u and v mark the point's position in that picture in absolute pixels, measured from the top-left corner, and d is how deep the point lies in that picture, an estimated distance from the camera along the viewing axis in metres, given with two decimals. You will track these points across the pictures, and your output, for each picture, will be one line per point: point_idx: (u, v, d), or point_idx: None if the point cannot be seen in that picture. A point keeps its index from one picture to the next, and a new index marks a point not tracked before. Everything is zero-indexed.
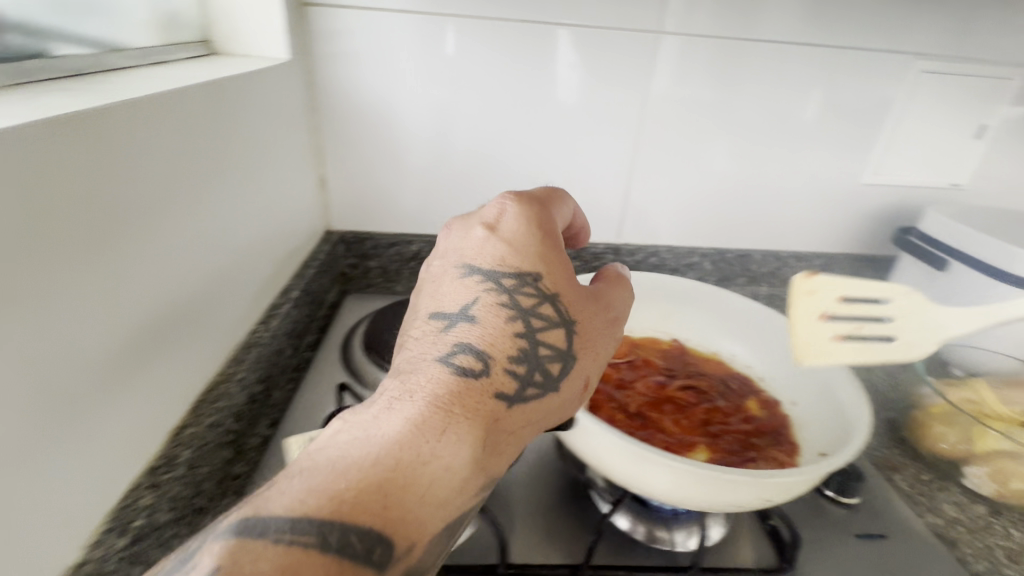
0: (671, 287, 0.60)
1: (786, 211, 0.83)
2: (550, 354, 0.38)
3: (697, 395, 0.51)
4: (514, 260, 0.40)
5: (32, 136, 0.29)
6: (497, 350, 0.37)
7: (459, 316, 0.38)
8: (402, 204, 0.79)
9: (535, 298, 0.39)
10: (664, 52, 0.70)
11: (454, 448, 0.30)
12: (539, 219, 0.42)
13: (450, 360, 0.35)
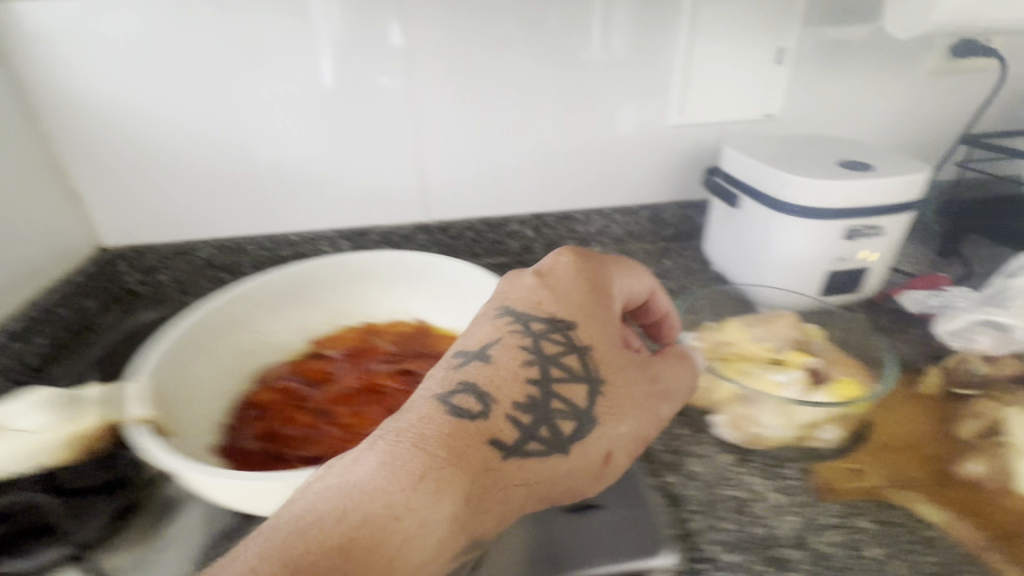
0: (409, 263, 0.54)
1: (598, 165, 0.78)
2: (562, 407, 0.40)
3: (407, 379, 0.46)
4: (556, 300, 0.45)
5: None
6: (507, 397, 0.39)
7: (473, 353, 0.42)
8: (177, 210, 0.73)
9: (560, 336, 0.43)
10: (408, 7, 0.65)
11: (442, 515, 0.32)
12: (597, 274, 0.47)
13: (449, 401, 0.38)
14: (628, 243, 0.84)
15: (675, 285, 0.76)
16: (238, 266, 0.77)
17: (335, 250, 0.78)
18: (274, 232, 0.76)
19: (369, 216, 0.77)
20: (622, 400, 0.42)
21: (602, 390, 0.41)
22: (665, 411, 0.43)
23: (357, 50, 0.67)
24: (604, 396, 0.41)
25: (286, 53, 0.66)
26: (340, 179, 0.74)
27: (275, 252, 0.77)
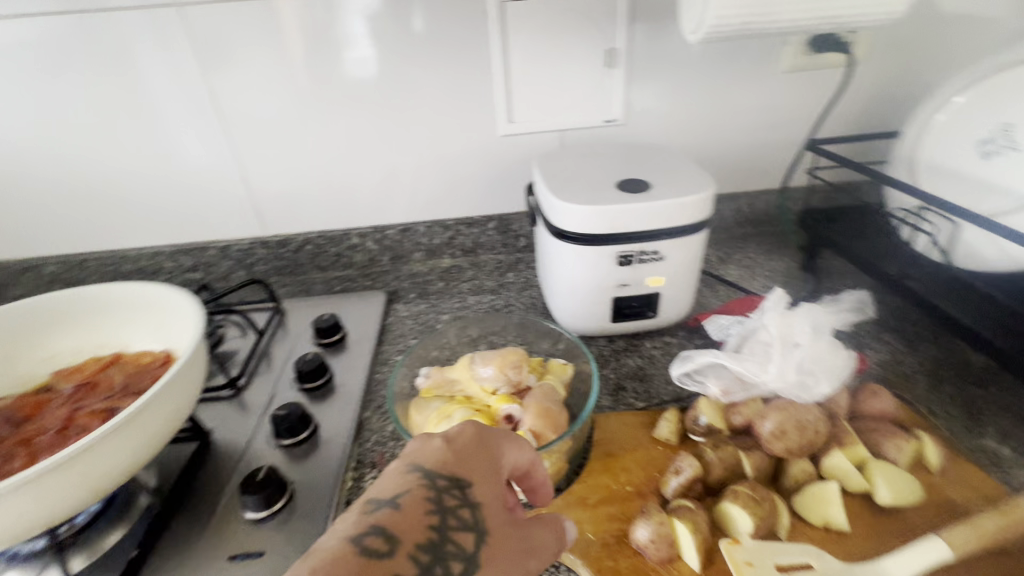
0: (154, 299, 0.51)
1: (433, 176, 0.76)
2: (464, 544, 0.31)
3: (104, 417, 0.46)
4: (456, 465, 0.34)
5: None
6: (411, 535, 0.31)
7: (384, 500, 0.32)
8: (16, 228, 0.75)
9: (460, 500, 0.33)
10: (201, 25, 0.64)
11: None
12: (487, 432, 0.37)
13: (353, 542, 0.29)
14: (479, 254, 0.82)
15: (504, 301, 0.74)
16: (82, 280, 0.79)
17: (176, 266, 0.79)
18: (114, 248, 0.78)
19: (206, 232, 0.78)
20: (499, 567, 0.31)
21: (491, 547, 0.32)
22: (531, 568, 0.33)
23: (159, 70, 0.67)
24: (488, 545, 0.32)
25: (90, 74, 0.66)
26: (169, 196, 0.75)
27: (116, 269, 0.78)
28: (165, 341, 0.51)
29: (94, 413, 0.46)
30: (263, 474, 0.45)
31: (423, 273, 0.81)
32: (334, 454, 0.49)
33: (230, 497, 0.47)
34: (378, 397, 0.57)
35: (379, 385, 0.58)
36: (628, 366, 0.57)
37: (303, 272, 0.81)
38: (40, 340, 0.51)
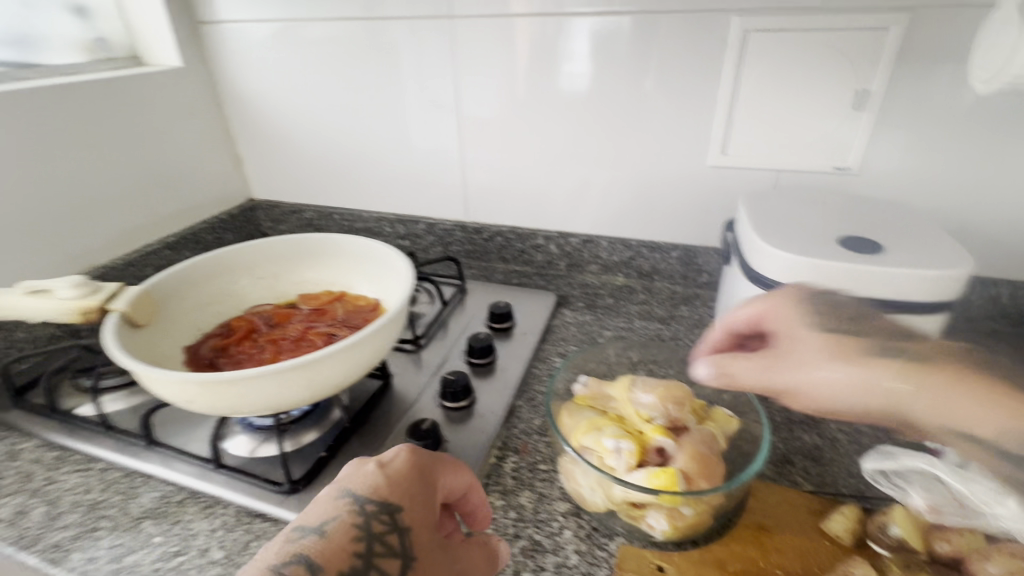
0: (378, 256, 0.61)
1: (629, 195, 0.77)
2: (393, 571, 0.34)
3: (327, 339, 0.57)
4: (386, 492, 0.38)
5: None
6: (336, 560, 0.33)
7: (310, 526, 0.35)
8: (294, 180, 0.97)
9: (387, 524, 0.36)
10: (463, 34, 0.74)
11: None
12: (420, 459, 0.41)
13: (276, 567, 0.32)
14: (654, 280, 0.81)
15: (672, 333, 0.71)
16: (327, 229, 0.98)
17: (393, 232, 0.93)
18: (353, 208, 0.95)
19: (422, 209, 0.90)
20: None
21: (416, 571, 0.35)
22: None
23: (419, 71, 0.79)
24: (415, 570, 0.35)
25: (372, 66, 0.81)
26: (402, 173, 0.89)
27: (351, 224, 0.96)
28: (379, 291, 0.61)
29: (318, 334, 0.57)
30: (430, 425, 0.51)
31: (595, 286, 0.83)
32: (485, 429, 0.54)
33: (398, 438, 0.54)
34: (531, 390, 0.60)
35: (534, 381, 0.61)
36: (803, 440, 0.51)
37: (488, 260, 0.89)
38: (293, 267, 0.64)
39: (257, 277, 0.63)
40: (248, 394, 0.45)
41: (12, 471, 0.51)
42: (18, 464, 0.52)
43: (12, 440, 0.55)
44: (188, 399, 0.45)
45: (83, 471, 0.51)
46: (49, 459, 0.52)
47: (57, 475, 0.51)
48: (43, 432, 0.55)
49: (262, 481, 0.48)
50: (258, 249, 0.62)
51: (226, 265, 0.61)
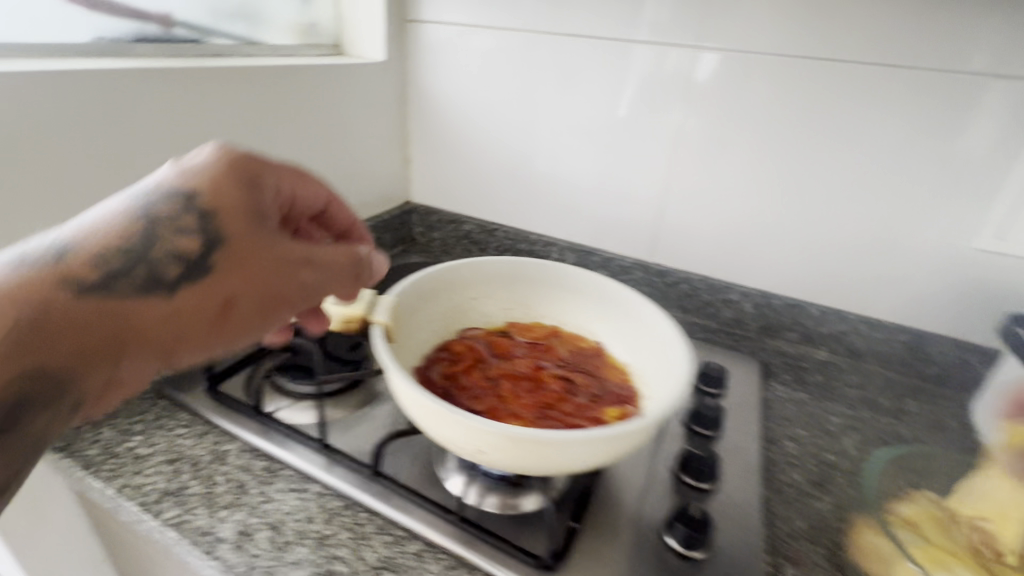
0: (616, 294, 0.54)
1: (858, 263, 0.69)
2: (191, 248, 0.37)
3: (567, 386, 0.50)
4: (207, 189, 0.39)
5: (125, 75, 0.53)
6: (111, 243, 0.36)
7: (128, 247, 0.36)
8: (462, 189, 0.93)
9: (198, 226, 0.38)
10: (706, 68, 0.69)
11: (11, 334, 0.31)
12: (241, 161, 0.41)
13: (38, 254, 0.34)
14: (864, 361, 0.72)
15: (908, 431, 0.62)
16: (486, 244, 0.94)
17: (560, 258, 0.88)
18: (519, 227, 0.91)
19: (600, 240, 0.85)
20: (270, 265, 0.39)
21: (221, 248, 0.38)
22: (343, 288, 0.43)
23: (640, 101, 0.75)
24: (241, 258, 0.38)
25: (587, 87, 0.77)
26: (586, 200, 0.84)
27: (514, 243, 0.91)
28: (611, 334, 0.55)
29: (555, 376, 0.51)
30: (701, 514, 0.43)
31: (793, 356, 0.75)
32: (748, 525, 0.46)
33: (643, 516, 0.47)
34: (776, 479, 0.52)
35: (775, 468, 0.53)
36: None
37: (665, 306, 0.82)
38: (511, 291, 0.58)
39: (475, 299, 0.57)
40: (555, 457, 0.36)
41: (224, 478, 0.46)
42: (229, 470, 0.47)
43: (216, 438, 0.50)
44: (478, 452, 0.37)
45: (300, 493, 0.45)
46: (259, 470, 0.47)
47: (273, 492, 0.45)
48: (249, 435, 0.50)
49: (510, 547, 0.42)
50: (480, 269, 0.56)
51: (449, 282, 0.55)
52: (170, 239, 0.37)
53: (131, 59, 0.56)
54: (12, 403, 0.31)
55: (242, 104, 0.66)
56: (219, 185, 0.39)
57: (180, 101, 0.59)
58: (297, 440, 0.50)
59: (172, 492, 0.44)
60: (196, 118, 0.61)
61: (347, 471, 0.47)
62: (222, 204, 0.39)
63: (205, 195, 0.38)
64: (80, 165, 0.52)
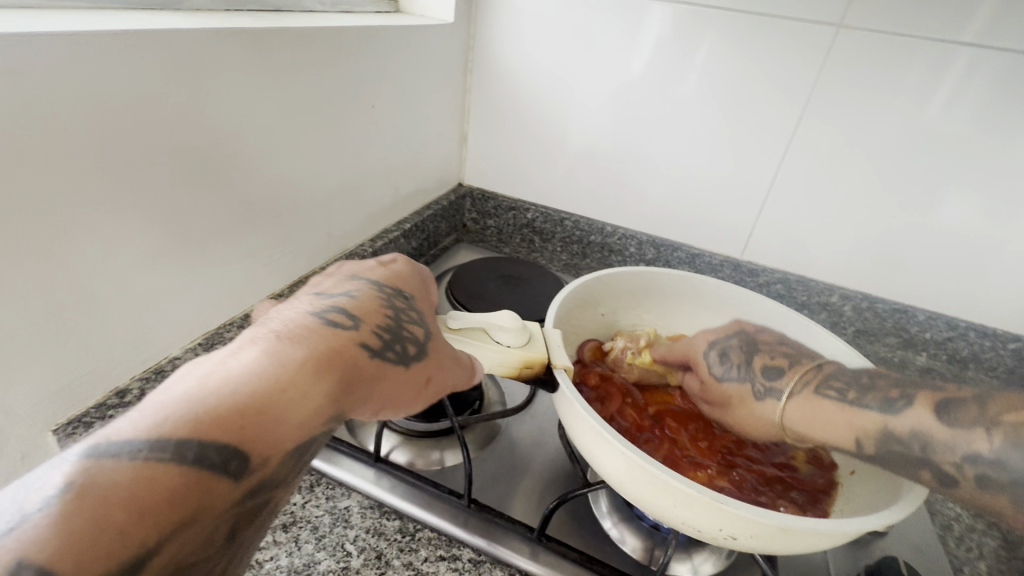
0: (772, 314, 0.49)
1: (976, 267, 0.65)
2: (417, 336, 0.34)
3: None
4: (397, 285, 0.38)
5: (199, 39, 0.42)
6: (372, 315, 0.33)
7: (355, 313, 0.33)
8: (527, 172, 0.83)
9: (402, 305, 0.36)
10: (840, 48, 0.61)
11: (320, 390, 0.27)
12: (422, 275, 0.42)
13: (320, 315, 0.31)
14: (968, 368, 0.69)
15: None
16: (551, 235, 0.85)
17: (638, 252, 0.81)
18: (592, 217, 0.82)
19: (685, 233, 0.78)
20: (437, 354, 0.35)
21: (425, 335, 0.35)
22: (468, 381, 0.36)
23: (735, 73, 0.67)
24: (434, 346, 0.35)
25: (691, 64, 0.68)
26: (672, 193, 0.76)
27: (586, 235, 0.83)
28: None
29: None
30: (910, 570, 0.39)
31: (893, 362, 0.72)
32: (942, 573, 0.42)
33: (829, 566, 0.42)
34: (940, 514, 0.49)
35: (934, 500, 0.50)
36: None
37: None
38: (642, 306, 0.52)
39: (606, 317, 0.51)
40: (819, 543, 0.30)
41: (356, 546, 0.38)
42: (359, 536, 0.39)
43: (328, 494, 0.42)
44: (724, 537, 0.30)
45: (453, 562, 0.38)
46: (394, 533, 0.40)
47: (421, 562, 0.38)
48: (370, 487, 0.42)
49: None
50: (606, 281, 0.49)
51: (585, 299, 0.48)
52: (387, 318, 0.34)
53: (193, 18, 0.44)
54: (275, 476, 0.25)
55: (315, 74, 0.55)
56: (405, 294, 0.38)
57: (254, 72, 0.48)
58: (429, 492, 0.43)
59: (300, 570, 0.36)
60: (267, 96, 0.50)
61: (501, 531, 0.41)
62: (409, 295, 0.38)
63: (388, 281, 0.38)
64: (150, 158, 0.41)
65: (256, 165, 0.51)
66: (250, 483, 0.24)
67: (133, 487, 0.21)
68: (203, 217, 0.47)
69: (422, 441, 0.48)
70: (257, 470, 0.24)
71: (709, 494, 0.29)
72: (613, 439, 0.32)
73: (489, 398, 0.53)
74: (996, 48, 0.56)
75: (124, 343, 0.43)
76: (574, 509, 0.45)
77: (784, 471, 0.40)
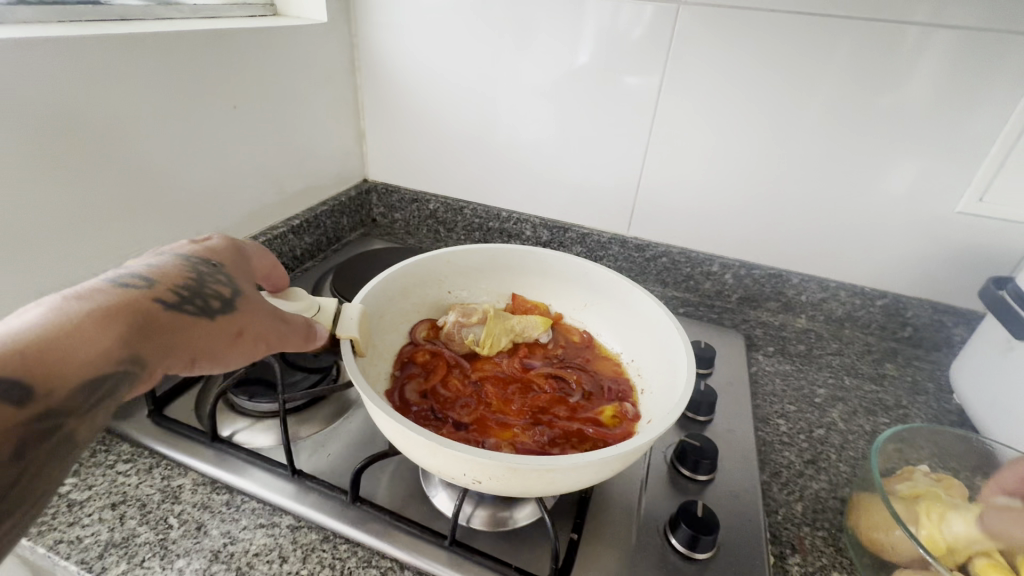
0: (604, 281, 0.51)
1: (838, 230, 0.68)
2: (226, 294, 0.35)
3: (559, 385, 0.47)
4: (209, 253, 0.38)
5: (21, 48, 0.43)
6: (172, 276, 0.33)
7: (150, 273, 0.33)
8: (424, 164, 0.86)
9: (212, 268, 0.36)
10: (686, 25, 0.64)
11: (107, 337, 0.28)
12: (244, 246, 0.41)
13: (111, 279, 0.31)
14: (844, 327, 0.72)
15: (893, 399, 0.63)
16: (453, 223, 0.88)
17: (533, 236, 0.83)
18: (489, 205, 0.85)
19: (574, 214, 0.80)
20: (249, 309, 0.36)
21: (235, 294, 0.36)
22: (291, 339, 0.37)
23: (606, 56, 0.69)
24: (246, 303, 0.36)
25: (556, 48, 0.71)
26: (558, 175, 0.79)
27: (484, 222, 0.85)
28: (600, 324, 0.52)
29: (547, 375, 0.47)
30: (704, 511, 0.42)
31: (775, 326, 0.74)
32: (752, 515, 0.45)
33: (643, 513, 0.45)
34: (773, 462, 0.51)
35: (770, 449, 0.52)
36: None
37: (644, 280, 0.79)
38: (489, 282, 0.54)
39: (451, 294, 0.53)
40: (560, 482, 0.33)
41: (179, 519, 0.41)
42: (184, 509, 0.41)
43: (164, 473, 0.44)
44: (474, 482, 0.33)
45: (270, 529, 0.41)
46: (219, 506, 0.42)
47: (238, 530, 0.40)
48: (204, 465, 0.44)
49: (513, 570, 0.39)
50: (444, 260, 0.51)
51: (422, 277, 0.50)
52: (189, 277, 0.34)
53: (21, 28, 0.46)
54: (72, 406, 0.25)
55: (171, 78, 0.56)
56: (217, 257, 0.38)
57: (96, 76, 0.49)
58: (261, 466, 0.45)
59: (117, 543, 0.39)
60: (112, 102, 0.51)
61: (322, 499, 0.43)
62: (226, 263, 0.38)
63: (199, 250, 0.38)
64: None
65: (109, 167, 0.52)
66: (39, 410, 0.24)
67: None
68: (38, 222, 0.47)
69: (271, 420, 0.50)
70: (44, 400, 0.24)
71: (439, 441, 0.32)
72: (377, 401, 0.34)
73: (345, 377, 0.55)
74: (944, 27, 0.55)
75: None
76: (410, 476, 0.47)
77: (586, 425, 0.43)
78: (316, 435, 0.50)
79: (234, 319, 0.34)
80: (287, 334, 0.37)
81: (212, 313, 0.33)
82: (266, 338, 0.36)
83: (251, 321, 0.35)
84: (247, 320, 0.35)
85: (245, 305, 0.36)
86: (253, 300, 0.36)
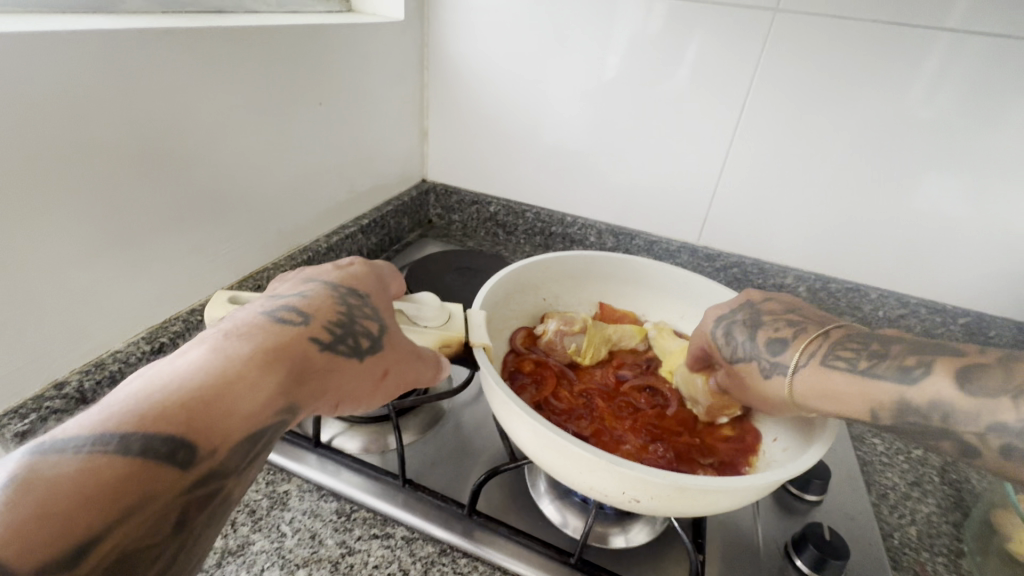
0: (707, 293, 0.50)
1: (922, 246, 0.67)
2: (372, 330, 0.34)
3: (653, 397, 0.45)
4: (353, 279, 0.37)
5: (133, 39, 0.43)
6: (325, 312, 0.32)
7: (303, 308, 0.32)
8: (487, 166, 0.85)
9: (358, 299, 0.35)
10: (780, 32, 0.62)
11: (267, 386, 0.27)
12: (380, 270, 0.40)
13: (269, 316, 0.31)
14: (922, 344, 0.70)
15: None
16: (513, 227, 0.87)
17: (597, 241, 0.82)
18: (552, 208, 0.84)
19: (641, 221, 0.79)
20: (391, 347, 0.34)
21: (380, 331, 0.34)
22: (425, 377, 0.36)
23: (683, 61, 0.68)
24: (390, 340, 0.35)
25: (638, 52, 0.69)
26: (626, 183, 0.78)
27: (546, 226, 0.84)
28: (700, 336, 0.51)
29: (649, 386, 0.46)
30: (831, 534, 0.40)
31: None
32: (870, 540, 0.43)
33: (759, 533, 0.43)
34: (879, 483, 0.50)
35: (872, 470, 0.51)
36: None
37: None
38: (584, 290, 0.53)
39: (547, 300, 0.52)
40: (718, 504, 0.31)
41: (291, 527, 0.40)
42: (295, 516, 0.40)
43: (269, 478, 0.43)
44: (630, 501, 0.31)
45: (385, 540, 0.39)
46: (330, 514, 0.41)
47: (354, 540, 0.39)
48: (310, 471, 0.43)
49: None
50: (545, 267, 0.50)
51: (523, 283, 0.49)
52: (340, 312, 0.33)
53: (129, 18, 0.45)
54: (230, 466, 0.25)
55: (262, 72, 0.56)
56: (361, 286, 0.37)
57: (195, 69, 0.48)
58: (366, 474, 0.43)
59: (234, 551, 0.38)
60: (206, 95, 0.50)
61: (435, 510, 0.41)
62: (369, 290, 0.37)
63: (344, 277, 0.37)
64: (90, 154, 0.41)
65: (203, 162, 0.52)
66: (201, 475, 0.24)
67: (82, 480, 0.21)
68: (138, 216, 0.47)
69: (367, 425, 0.49)
70: (208, 462, 0.24)
71: (603, 458, 0.30)
72: (525, 411, 0.33)
73: (435, 383, 0.54)
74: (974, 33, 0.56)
75: (63, 335, 0.43)
76: (514, 488, 0.46)
77: (705, 444, 0.41)
78: (413, 442, 0.49)
79: (379, 359, 0.33)
80: (423, 372, 0.36)
81: (360, 353, 0.32)
82: (402, 378, 0.35)
83: (393, 360, 0.34)
84: (388, 360, 0.34)
85: (388, 343, 0.34)
86: (395, 337, 0.35)
